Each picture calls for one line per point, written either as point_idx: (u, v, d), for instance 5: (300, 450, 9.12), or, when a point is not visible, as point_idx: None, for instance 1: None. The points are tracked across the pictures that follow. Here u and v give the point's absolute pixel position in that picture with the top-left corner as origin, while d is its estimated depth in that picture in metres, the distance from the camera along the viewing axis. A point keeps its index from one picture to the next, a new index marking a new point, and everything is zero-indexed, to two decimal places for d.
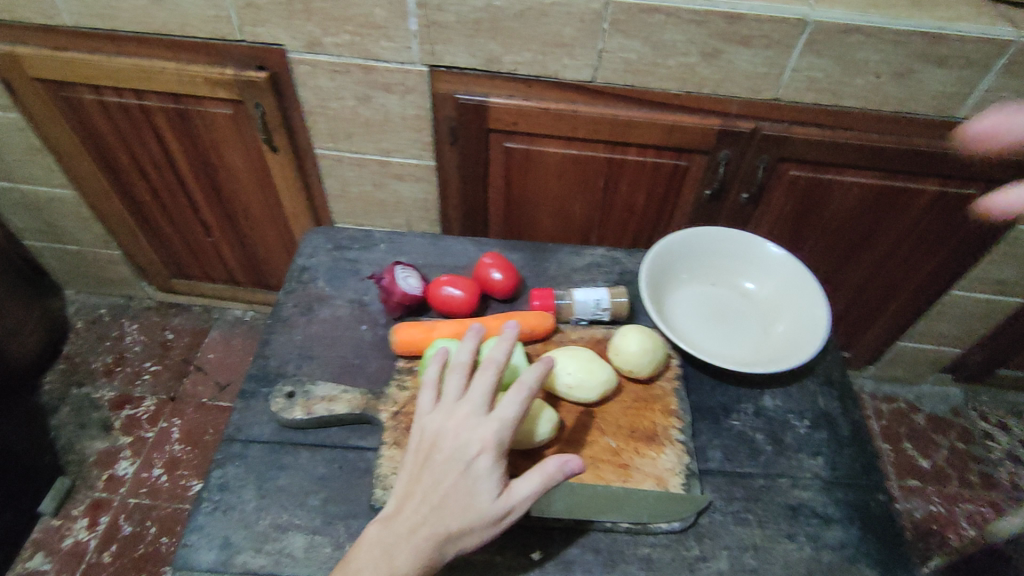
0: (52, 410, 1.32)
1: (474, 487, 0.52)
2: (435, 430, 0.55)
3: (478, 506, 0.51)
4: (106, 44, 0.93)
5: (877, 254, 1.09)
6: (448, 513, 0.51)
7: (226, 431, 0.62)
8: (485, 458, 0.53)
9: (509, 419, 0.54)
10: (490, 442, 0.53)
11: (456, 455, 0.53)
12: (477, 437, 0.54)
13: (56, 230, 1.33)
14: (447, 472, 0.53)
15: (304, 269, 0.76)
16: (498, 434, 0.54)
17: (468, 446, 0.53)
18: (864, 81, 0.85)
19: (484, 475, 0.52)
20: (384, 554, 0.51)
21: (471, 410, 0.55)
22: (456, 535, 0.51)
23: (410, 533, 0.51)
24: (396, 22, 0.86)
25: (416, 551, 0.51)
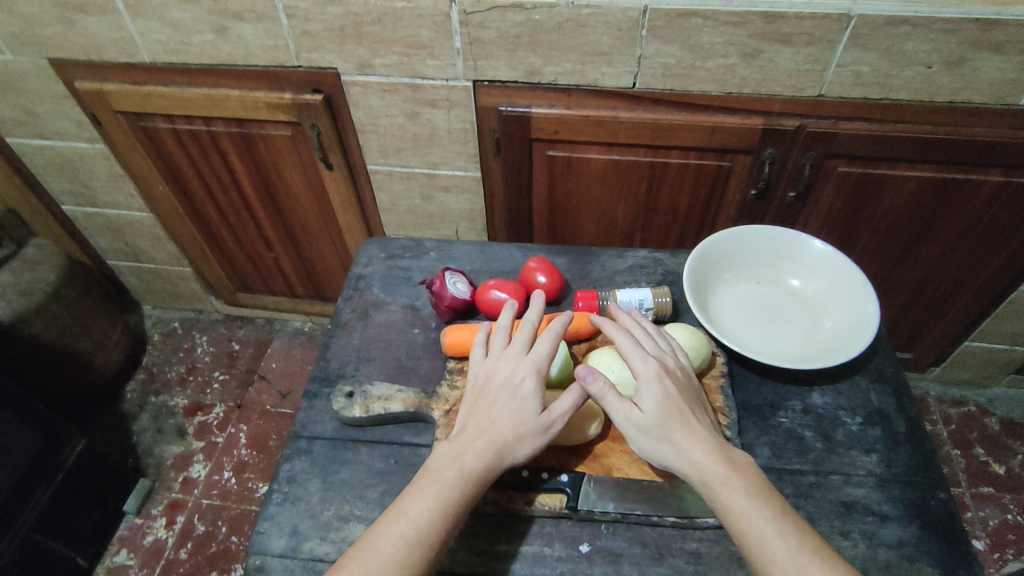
0: (134, 416, 1.42)
1: (523, 402, 0.58)
2: (487, 366, 0.62)
3: (527, 416, 0.58)
4: (179, 76, 1.02)
5: (936, 250, 1.05)
6: (501, 424, 0.57)
7: (292, 428, 0.67)
8: (530, 378, 0.59)
9: (546, 350, 0.61)
10: (533, 366, 0.60)
11: (505, 381, 0.60)
12: (522, 364, 0.61)
13: (135, 250, 1.44)
14: (499, 395, 0.59)
15: (360, 278, 0.81)
16: (540, 358, 0.60)
17: (515, 373, 0.60)
18: (913, 73, 0.83)
19: (530, 392, 0.59)
20: (453, 461, 0.56)
21: (516, 347, 0.62)
22: (511, 444, 0.57)
23: (472, 444, 0.57)
24: (442, 41, 0.90)
25: (479, 458, 0.56)
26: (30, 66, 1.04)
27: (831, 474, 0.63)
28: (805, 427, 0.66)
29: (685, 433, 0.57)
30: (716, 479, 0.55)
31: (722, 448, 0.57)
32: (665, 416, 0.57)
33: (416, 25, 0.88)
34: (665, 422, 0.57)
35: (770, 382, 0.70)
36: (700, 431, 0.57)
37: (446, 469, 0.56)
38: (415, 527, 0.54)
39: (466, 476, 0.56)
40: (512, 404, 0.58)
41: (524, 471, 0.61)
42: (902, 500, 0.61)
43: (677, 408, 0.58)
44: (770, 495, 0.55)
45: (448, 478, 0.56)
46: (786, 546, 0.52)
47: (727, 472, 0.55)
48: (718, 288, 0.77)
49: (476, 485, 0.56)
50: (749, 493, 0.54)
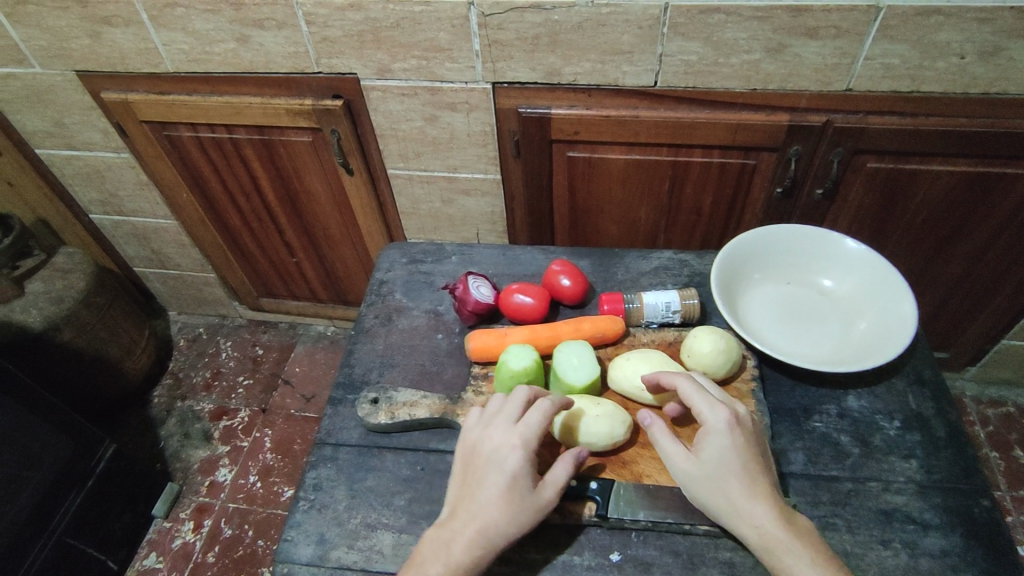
0: (161, 421, 1.44)
1: (512, 485, 0.55)
2: (475, 439, 0.58)
3: (518, 501, 0.54)
4: (202, 85, 1.03)
5: (972, 247, 1.02)
6: (489, 509, 0.54)
7: (318, 435, 0.67)
8: (519, 457, 0.56)
9: (535, 429, 0.57)
10: (519, 441, 0.56)
11: (491, 459, 0.56)
12: (510, 439, 0.57)
13: (160, 257, 1.46)
14: (485, 474, 0.56)
15: (383, 283, 0.81)
16: (528, 433, 0.57)
17: (503, 450, 0.57)
18: (947, 64, 0.81)
19: (520, 472, 0.55)
20: (440, 551, 0.53)
21: (504, 419, 0.59)
22: (501, 530, 0.54)
23: (460, 531, 0.54)
24: (461, 44, 0.89)
25: (469, 546, 0.53)
26: (57, 79, 1.06)
27: (869, 481, 0.61)
28: (841, 432, 0.65)
29: (748, 492, 0.54)
30: (776, 543, 0.52)
31: (782, 509, 0.54)
32: (730, 471, 0.55)
33: (434, 29, 0.88)
34: (727, 478, 0.54)
35: (802, 385, 0.68)
36: (763, 489, 0.54)
37: (434, 562, 0.53)
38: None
39: (455, 569, 0.52)
40: (500, 485, 0.55)
41: (552, 478, 0.60)
42: (945, 508, 0.59)
43: (745, 465, 0.55)
44: (830, 561, 0.52)
45: (435, 570, 0.53)
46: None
47: (788, 536, 0.52)
48: (746, 289, 0.75)
49: (466, 573, 0.53)
50: (810, 559, 0.51)
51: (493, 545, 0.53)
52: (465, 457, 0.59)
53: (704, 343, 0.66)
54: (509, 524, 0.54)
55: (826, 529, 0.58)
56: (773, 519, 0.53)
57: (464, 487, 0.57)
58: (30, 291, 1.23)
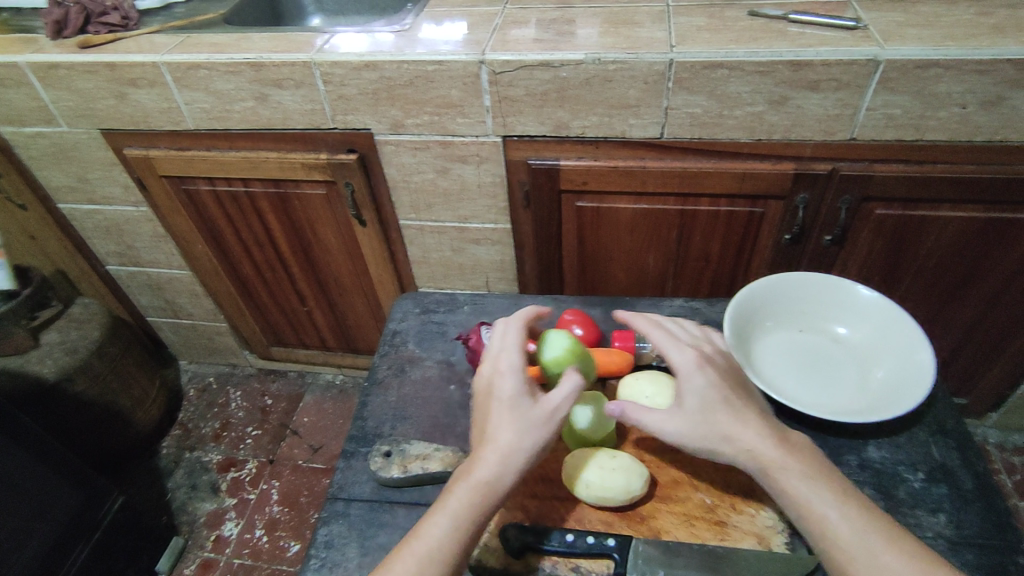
0: (169, 472, 1.43)
1: (509, 400, 0.59)
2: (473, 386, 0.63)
3: (516, 411, 0.58)
4: (221, 141, 1.06)
5: (987, 291, 1.01)
6: (497, 429, 0.57)
7: (330, 490, 0.66)
8: (510, 381, 0.60)
9: (516, 358, 0.62)
10: (508, 370, 0.61)
11: (490, 390, 0.61)
12: (499, 372, 0.62)
13: (174, 307, 1.48)
14: (488, 404, 0.60)
15: (395, 333, 0.81)
16: (513, 360, 0.62)
17: (496, 380, 0.61)
18: (949, 113, 0.82)
19: (514, 392, 0.59)
20: (465, 473, 0.56)
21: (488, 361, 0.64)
22: (509, 443, 0.56)
23: (473, 457, 0.57)
24: (471, 100, 0.92)
25: (483, 465, 0.56)
26: (83, 137, 1.10)
27: None
28: (864, 485, 0.63)
29: (731, 417, 0.58)
30: (767, 460, 0.56)
31: (773, 432, 0.58)
32: (707, 400, 0.59)
33: (446, 87, 0.91)
34: (707, 408, 0.58)
35: (821, 436, 0.67)
36: (746, 413, 0.58)
37: (460, 479, 0.56)
38: (432, 544, 0.54)
39: (475, 486, 0.55)
40: (499, 405, 0.59)
41: (569, 535, 0.58)
42: (978, 566, 0.56)
43: (718, 394, 0.59)
44: (832, 479, 0.55)
45: (463, 488, 0.55)
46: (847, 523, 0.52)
47: (780, 452, 0.56)
48: (760, 337, 0.75)
49: (487, 493, 0.55)
50: (806, 474, 0.55)
51: (505, 459, 0.56)
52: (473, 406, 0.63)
53: None
54: (514, 433, 0.57)
55: None
56: (760, 437, 0.57)
57: (475, 426, 0.61)
58: (45, 342, 1.24)
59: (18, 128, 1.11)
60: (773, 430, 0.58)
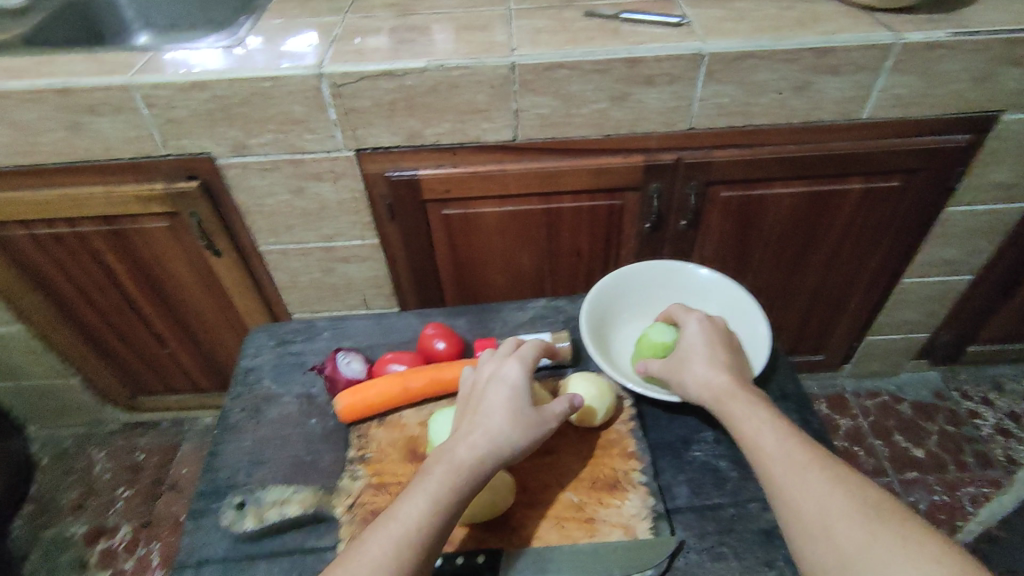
0: (24, 555, 1.26)
1: (514, 392, 0.59)
2: (473, 373, 0.63)
3: (517, 404, 0.59)
4: (34, 178, 0.94)
5: (824, 256, 1.11)
6: (494, 416, 0.58)
7: (178, 557, 0.59)
8: (516, 373, 0.61)
9: (524, 356, 0.63)
10: (515, 364, 0.62)
11: (491, 380, 0.61)
12: (506, 364, 0.62)
13: (10, 368, 1.30)
14: (489, 390, 0.60)
15: (249, 370, 0.75)
16: (523, 356, 0.63)
17: (502, 371, 0.62)
18: (769, 99, 0.89)
19: (518, 386, 0.60)
20: (446, 456, 0.56)
21: (502, 354, 0.64)
22: (505, 433, 0.57)
23: (463, 438, 0.57)
24: (317, 115, 0.88)
25: (471, 450, 0.56)
26: None
27: (750, 502, 0.61)
28: (720, 458, 0.65)
29: (715, 362, 0.64)
30: (726, 390, 0.61)
31: (738, 371, 0.64)
32: (701, 347, 0.66)
33: (287, 102, 0.87)
34: (683, 358, 0.66)
35: (681, 416, 0.69)
36: (718, 356, 0.64)
37: (438, 463, 0.55)
38: (408, 525, 0.52)
39: (460, 469, 0.54)
40: (504, 392, 0.59)
41: (438, 559, 0.57)
42: None
43: (715, 346, 0.66)
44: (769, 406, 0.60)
45: (441, 472, 0.54)
46: (764, 431, 0.57)
47: (744, 390, 0.61)
48: (619, 331, 0.77)
49: (467, 479, 0.54)
50: (755, 402, 0.60)
51: (496, 447, 0.56)
52: (465, 392, 0.63)
53: (579, 389, 0.66)
54: (511, 426, 0.57)
55: (716, 560, 0.57)
56: (722, 375, 0.62)
57: (464, 410, 0.61)
58: None
59: None
60: (744, 380, 0.63)
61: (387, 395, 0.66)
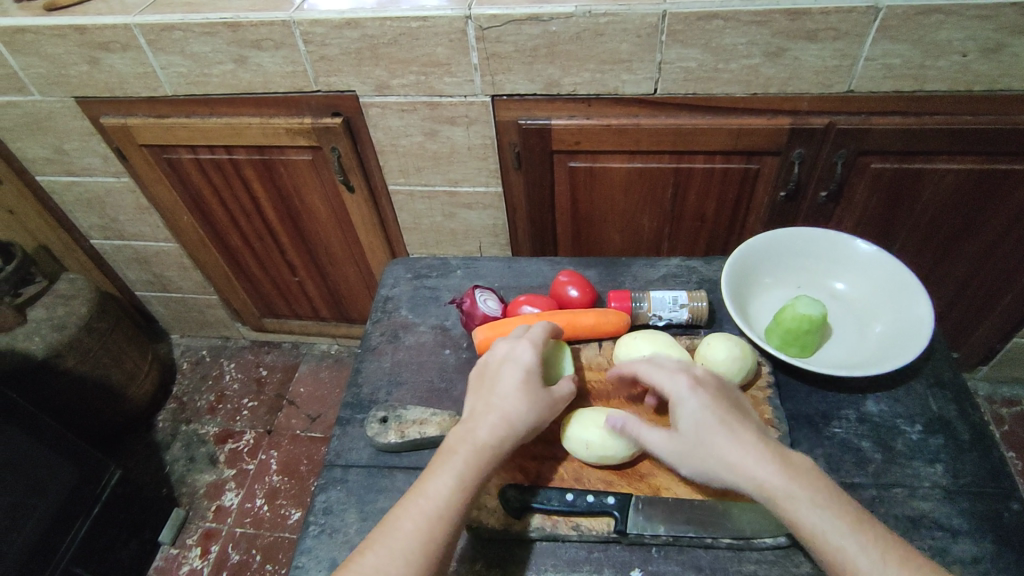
0: (166, 445, 1.43)
1: (527, 374, 0.60)
2: (483, 355, 0.64)
3: (530, 386, 0.60)
4: (200, 107, 1.03)
5: (980, 245, 1.00)
6: (508, 396, 0.59)
7: (327, 457, 0.66)
8: (530, 353, 0.62)
9: (536, 336, 0.64)
10: (529, 343, 0.63)
11: (504, 360, 0.62)
12: (519, 344, 0.63)
13: (162, 281, 1.45)
14: (502, 372, 0.61)
15: (387, 299, 0.81)
16: (536, 336, 0.64)
17: (514, 353, 0.62)
18: (948, 62, 0.80)
19: (533, 366, 0.61)
20: (466, 438, 0.57)
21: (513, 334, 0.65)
22: (519, 414, 0.58)
23: (481, 420, 0.58)
24: (459, 58, 0.89)
25: (494, 432, 0.57)
26: (57, 105, 1.06)
27: (893, 487, 0.59)
28: (862, 438, 0.63)
29: (732, 442, 0.54)
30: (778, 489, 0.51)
31: (776, 452, 0.54)
32: (704, 424, 0.55)
33: (432, 44, 0.88)
34: (700, 439, 0.55)
35: (820, 391, 0.67)
36: (747, 437, 0.54)
37: (461, 443, 0.57)
38: (437, 502, 0.54)
39: (482, 450, 0.56)
40: (518, 373, 0.60)
41: (569, 494, 0.59)
42: (973, 513, 0.57)
43: (719, 420, 0.55)
44: (837, 499, 0.51)
45: (464, 452, 0.56)
46: (832, 528, 0.49)
47: (784, 479, 0.52)
48: (757, 295, 0.74)
49: (488, 458, 0.56)
50: (813, 498, 0.51)
51: (513, 429, 0.57)
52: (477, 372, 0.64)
53: (719, 351, 0.64)
54: (525, 407, 0.58)
55: None
56: (767, 466, 0.52)
57: (478, 392, 0.62)
58: (32, 318, 1.22)
59: None
60: (779, 454, 0.54)
61: None
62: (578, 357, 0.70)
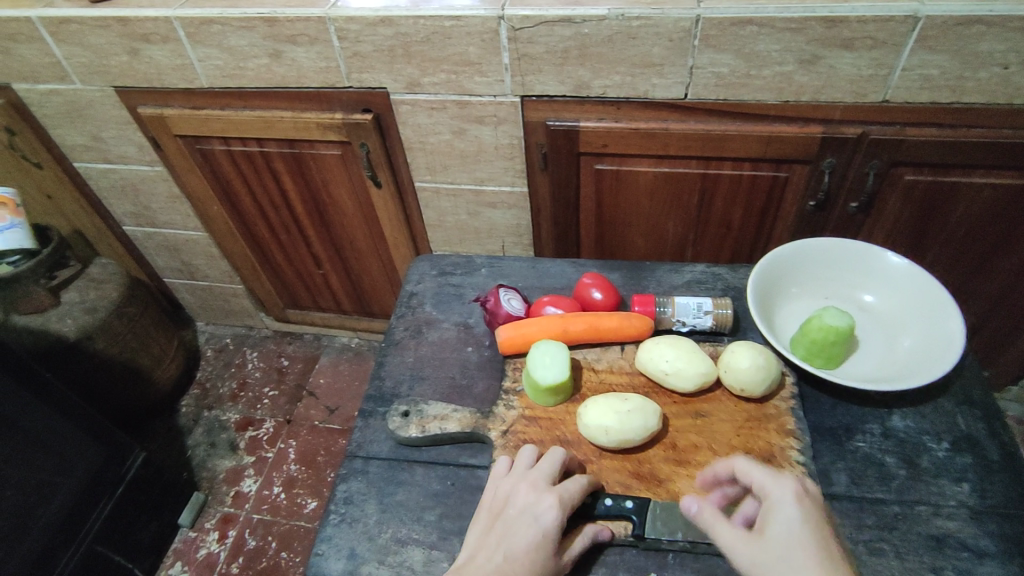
0: (188, 430, 1.46)
1: (532, 530, 0.54)
2: (506, 489, 0.57)
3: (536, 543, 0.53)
4: (234, 100, 1.05)
5: (1014, 262, 0.98)
6: (517, 559, 0.52)
7: (348, 448, 0.67)
8: (555, 514, 0.54)
9: (566, 496, 0.56)
10: (557, 501, 0.55)
11: (525, 511, 0.55)
12: (545, 495, 0.56)
13: (190, 268, 1.48)
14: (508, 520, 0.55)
15: (412, 295, 0.82)
16: (566, 494, 0.56)
17: (523, 499, 0.56)
18: (987, 74, 0.78)
19: (553, 534, 0.54)
20: None
21: (541, 473, 0.57)
22: None
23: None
24: (490, 58, 0.90)
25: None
26: (97, 94, 1.09)
27: (917, 504, 0.58)
28: (886, 453, 0.62)
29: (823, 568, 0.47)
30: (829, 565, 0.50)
31: None
32: (796, 539, 0.49)
33: (464, 43, 0.89)
34: (790, 552, 0.48)
35: (844, 404, 0.66)
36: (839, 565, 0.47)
37: None
38: None
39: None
40: (534, 537, 0.53)
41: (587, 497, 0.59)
42: (999, 535, 0.56)
43: (814, 539, 0.49)
44: None
45: None
46: None
47: None
48: (783, 305, 0.74)
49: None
50: None
51: None
52: (493, 508, 0.57)
53: (743, 359, 0.64)
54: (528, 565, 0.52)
55: (873, 554, 0.56)
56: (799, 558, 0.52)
57: (484, 536, 0.55)
58: (66, 301, 1.25)
59: (32, 85, 1.10)
60: None
61: (543, 335, 0.69)
62: (599, 359, 0.71)
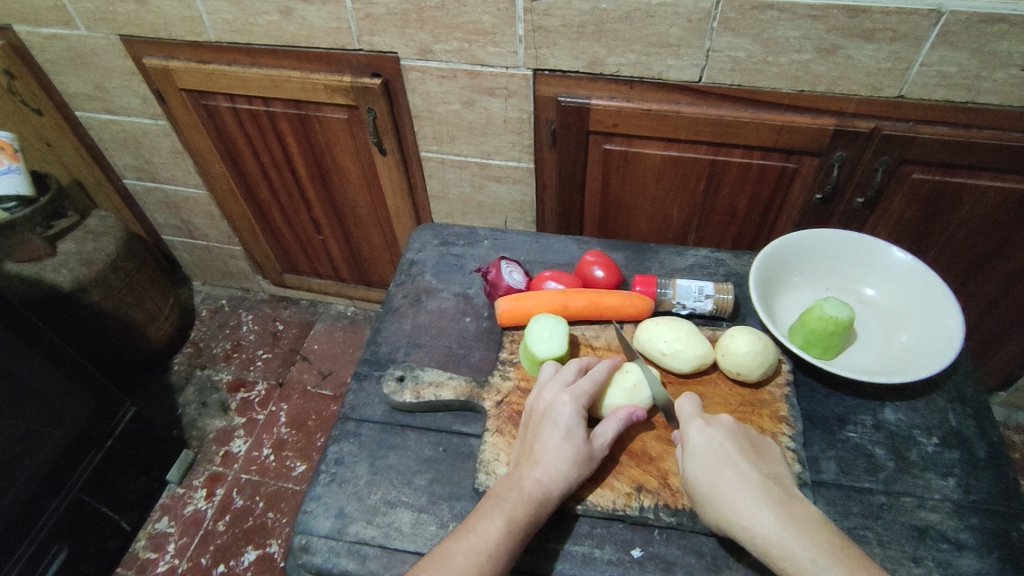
0: (180, 388, 1.46)
1: (570, 431, 0.57)
2: (530, 399, 0.61)
3: (575, 447, 0.56)
4: (242, 56, 1.03)
5: (1014, 267, 0.98)
6: (549, 452, 0.56)
7: (342, 410, 0.67)
8: (571, 406, 0.58)
9: (582, 389, 0.59)
10: (570, 396, 0.58)
11: (547, 410, 0.59)
12: (561, 394, 0.59)
13: (189, 227, 1.47)
14: (543, 428, 0.57)
15: (413, 263, 0.82)
16: (579, 388, 0.59)
17: (556, 404, 0.58)
18: (1005, 75, 0.77)
19: (575, 422, 0.57)
20: (513, 486, 0.55)
21: (556, 379, 0.61)
22: (561, 472, 0.55)
23: (525, 470, 0.55)
24: (504, 28, 0.88)
25: (540, 485, 0.54)
26: (102, 42, 1.07)
27: (903, 496, 0.59)
28: (876, 444, 0.63)
29: (728, 474, 0.55)
30: (774, 543, 0.51)
31: (758, 488, 0.54)
32: (710, 462, 0.55)
33: (479, 11, 0.87)
34: (710, 479, 0.55)
35: (838, 394, 0.67)
36: (736, 471, 0.55)
37: (508, 491, 0.54)
38: (485, 544, 0.51)
39: (529, 500, 0.54)
40: (558, 429, 0.57)
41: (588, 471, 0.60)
42: (982, 530, 0.57)
43: (721, 452, 0.56)
44: (792, 510, 0.52)
45: (510, 499, 0.54)
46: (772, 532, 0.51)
47: (750, 504, 0.53)
48: (785, 293, 0.74)
49: (534, 518, 0.54)
50: (762, 516, 0.52)
51: (556, 489, 0.54)
52: (526, 419, 0.61)
53: (741, 343, 0.64)
54: (570, 464, 0.55)
55: (856, 541, 0.56)
56: (767, 515, 0.52)
57: (524, 441, 0.59)
58: (62, 251, 1.24)
59: (34, 29, 1.07)
60: (764, 492, 0.54)
61: (542, 310, 0.69)
62: (597, 336, 0.70)
